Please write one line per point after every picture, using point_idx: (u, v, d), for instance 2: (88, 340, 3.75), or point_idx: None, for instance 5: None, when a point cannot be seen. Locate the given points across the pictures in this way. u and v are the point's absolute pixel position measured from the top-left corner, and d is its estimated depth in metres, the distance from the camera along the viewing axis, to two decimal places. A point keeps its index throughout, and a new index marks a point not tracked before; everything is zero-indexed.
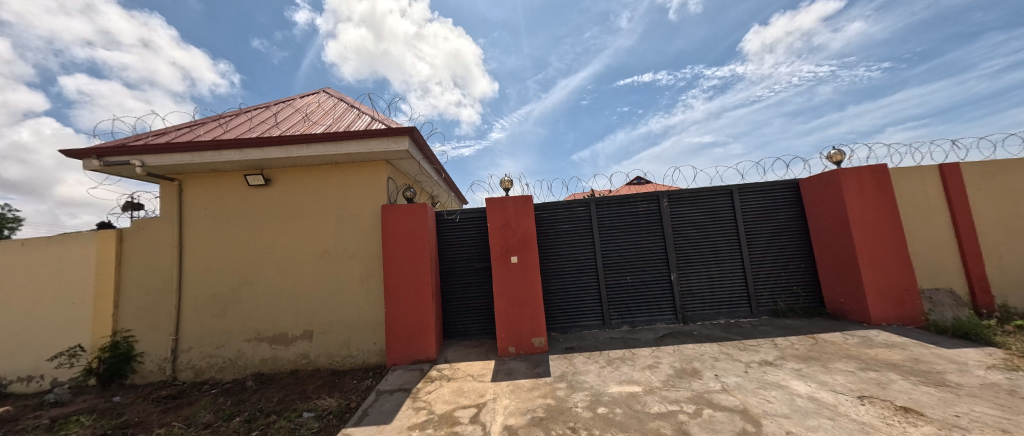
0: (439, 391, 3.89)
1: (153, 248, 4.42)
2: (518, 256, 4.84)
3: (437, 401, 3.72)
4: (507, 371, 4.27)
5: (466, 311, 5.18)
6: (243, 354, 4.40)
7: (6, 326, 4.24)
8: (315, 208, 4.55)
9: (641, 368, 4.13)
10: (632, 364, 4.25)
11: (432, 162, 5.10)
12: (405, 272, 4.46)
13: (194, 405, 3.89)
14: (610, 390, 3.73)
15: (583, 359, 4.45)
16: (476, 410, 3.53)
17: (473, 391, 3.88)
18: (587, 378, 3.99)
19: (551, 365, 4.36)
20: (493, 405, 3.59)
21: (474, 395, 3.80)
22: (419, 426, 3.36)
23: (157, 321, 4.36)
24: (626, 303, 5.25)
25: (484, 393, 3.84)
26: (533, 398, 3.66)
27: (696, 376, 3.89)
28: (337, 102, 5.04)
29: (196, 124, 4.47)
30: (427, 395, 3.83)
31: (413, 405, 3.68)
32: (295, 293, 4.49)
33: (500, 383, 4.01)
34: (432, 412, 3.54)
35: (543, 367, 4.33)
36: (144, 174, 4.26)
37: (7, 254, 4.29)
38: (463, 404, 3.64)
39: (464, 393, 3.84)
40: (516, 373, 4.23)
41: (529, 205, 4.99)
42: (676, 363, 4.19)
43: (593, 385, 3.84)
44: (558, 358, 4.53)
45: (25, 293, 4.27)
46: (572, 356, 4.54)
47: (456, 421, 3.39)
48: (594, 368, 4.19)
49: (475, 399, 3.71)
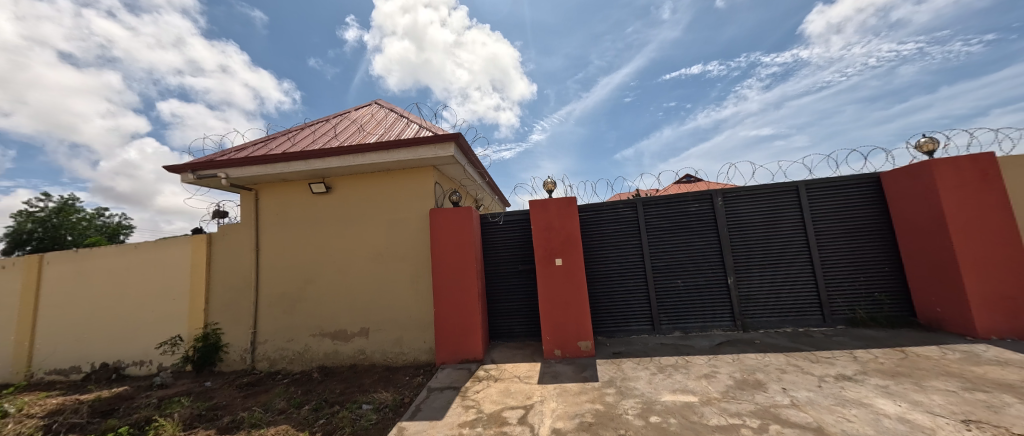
0: (487, 390, 3.98)
1: (235, 250, 4.98)
2: (563, 259, 4.83)
3: (486, 400, 3.80)
4: (553, 374, 4.26)
5: (511, 312, 5.25)
6: (309, 348, 4.81)
7: (122, 317, 4.98)
8: (370, 213, 4.87)
9: (696, 377, 3.93)
10: (687, 372, 4.05)
11: (476, 166, 5.26)
12: (453, 274, 4.63)
13: (270, 392, 4.32)
14: (663, 398, 3.59)
15: (632, 364, 4.33)
16: (524, 412, 3.57)
17: (521, 393, 3.92)
18: (637, 385, 3.87)
19: (599, 370, 4.29)
20: (541, 408, 3.61)
21: (522, 396, 3.84)
22: (469, 423, 3.46)
23: (239, 315, 4.90)
24: (678, 307, 5.02)
25: (532, 395, 3.86)
26: (582, 403, 3.63)
27: (759, 388, 3.62)
28: (388, 112, 5.36)
29: (269, 139, 4.97)
30: (476, 394, 3.94)
31: (462, 403, 3.80)
32: (353, 293, 4.83)
33: (547, 385, 4.02)
34: (481, 411, 3.63)
35: (590, 372, 4.27)
36: (228, 185, 4.81)
37: (123, 256, 5.07)
38: (511, 404, 3.70)
39: (512, 394, 3.90)
40: (563, 376, 4.21)
41: (574, 206, 4.96)
42: (735, 373, 3.93)
43: (644, 392, 3.72)
44: (606, 363, 4.44)
45: (137, 289, 5.01)
46: (620, 361, 4.43)
47: (504, 421, 3.45)
48: (645, 375, 4.05)
49: (522, 401, 3.75)
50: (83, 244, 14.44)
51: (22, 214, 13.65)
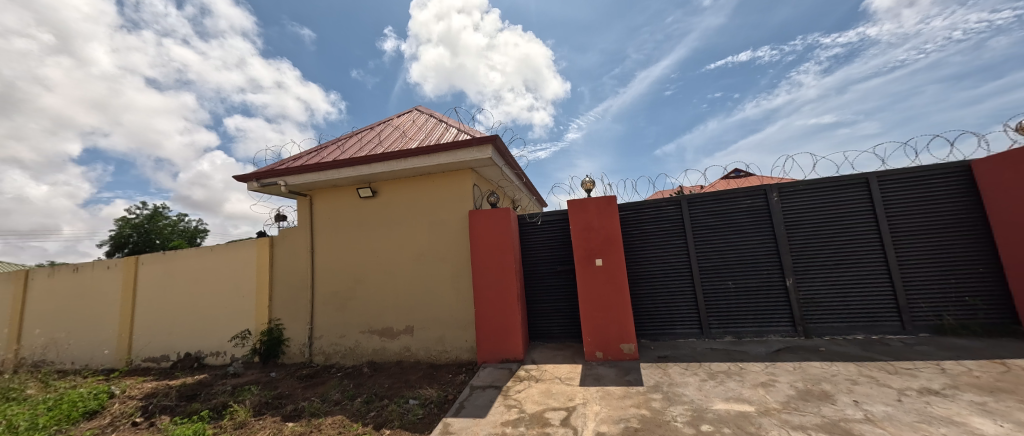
0: (529, 391, 4.00)
1: (294, 252, 5.40)
2: (604, 259, 4.73)
3: (528, 401, 3.82)
4: (595, 377, 4.19)
5: (550, 313, 5.23)
6: (359, 344, 5.09)
7: (201, 312, 5.57)
8: (413, 216, 5.07)
9: (751, 385, 3.68)
10: (741, 380, 3.80)
11: (513, 167, 5.30)
12: (492, 274, 4.70)
13: (326, 384, 4.63)
14: (715, 406, 3.40)
15: (679, 369, 4.14)
16: (567, 413, 3.54)
17: (563, 394, 3.89)
18: (686, 391, 3.70)
19: (643, 374, 4.15)
20: (584, 410, 3.56)
21: (564, 398, 3.81)
22: (512, 423, 3.49)
23: (298, 312, 5.30)
24: (729, 310, 4.73)
25: (574, 397, 3.82)
26: (626, 407, 3.53)
27: (825, 399, 3.32)
28: (427, 118, 5.56)
29: (321, 148, 5.33)
30: (517, 394, 3.97)
31: (505, 403, 3.84)
32: (399, 292, 5.05)
33: (589, 388, 3.96)
34: (524, 411, 3.65)
35: (634, 376, 4.14)
36: (287, 191, 5.23)
37: (202, 257, 5.68)
38: (553, 406, 3.68)
39: (554, 395, 3.88)
40: (605, 379, 4.12)
41: (614, 205, 4.84)
42: (796, 383, 3.64)
43: (694, 399, 3.55)
44: (650, 367, 4.29)
45: (213, 287, 5.58)
46: (666, 365, 4.26)
47: (547, 422, 3.44)
48: (694, 381, 3.87)
49: (564, 402, 3.72)
50: (168, 248, 16.41)
51: (123, 220, 15.88)
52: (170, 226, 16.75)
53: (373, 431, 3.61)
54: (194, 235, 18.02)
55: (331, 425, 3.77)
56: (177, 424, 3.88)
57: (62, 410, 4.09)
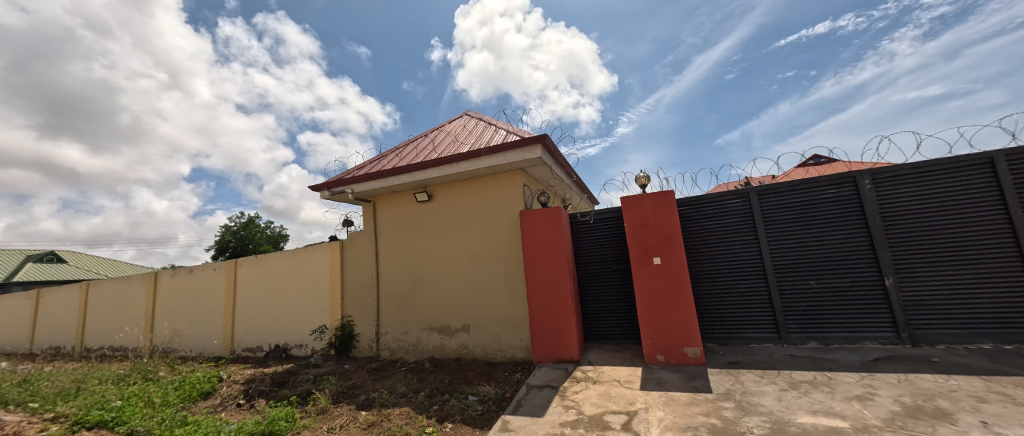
0: (586, 392, 3.93)
1: (362, 254, 5.85)
2: (662, 257, 4.49)
3: (586, 402, 3.76)
4: (657, 381, 4.00)
5: (606, 313, 5.10)
6: (421, 340, 5.37)
7: (287, 308, 6.26)
8: (467, 218, 5.24)
9: (844, 398, 3.26)
10: (830, 392, 3.39)
11: (563, 166, 5.26)
12: (545, 274, 4.70)
13: (392, 377, 4.95)
14: (799, 419, 3.06)
15: (754, 377, 3.80)
16: (628, 418, 3.42)
17: (622, 398, 3.76)
18: (763, 401, 3.39)
19: (711, 380, 3.87)
20: (646, 415, 3.41)
21: (624, 401, 3.69)
22: (571, 424, 3.45)
23: (366, 310, 5.73)
24: (814, 313, 4.23)
25: (634, 401, 3.68)
26: (694, 415, 3.32)
27: (941, 419, 2.84)
28: (477, 122, 5.71)
29: (381, 156, 5.70)
30: (575, 395, 3.92)
31: (562, 403, 3.82)
32: (456, 291, 5.24)
33: (651, 392, 3.79)
34: (582, 412, 3.59)
35: (701, 382, 3.88)
36: (353, 199, 5.66)
37: (286, 259, 6.38)
38: (613, 409, 3.58)
39: (613, 398, 3.77)
40: (669, 384, 3.92)
41: (672, 201, 4.58)
42: (901, 397, 3.16)
43: (772, 410, 3.23)
44: (719, 373, 3.99)
45: (295, 286, 6.24)
46: (737, 372, 3.94)
47: (607, 425, 3.35)
48: (772, 391, 3.52)
49: (625, 406, 3.61)
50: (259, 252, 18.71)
51: (226, 227, 18.49)
52: (260, 232, 19.07)
53: (436, 424, 3.79)
54: (279, 239, 20.29)
55: (399, 415, 4.03)
56: (271, 407, 4.42)
57: (185, 390, 4.85)
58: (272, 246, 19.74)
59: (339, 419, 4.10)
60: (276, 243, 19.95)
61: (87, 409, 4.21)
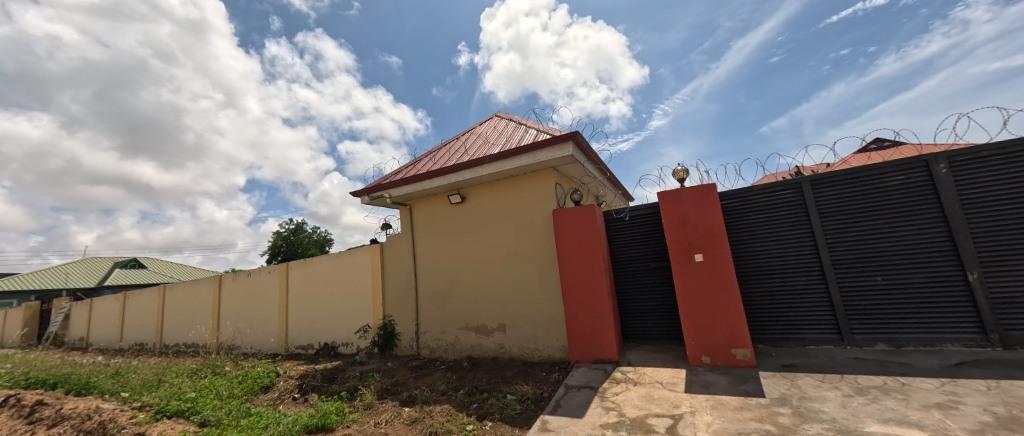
0: (628, 394, 3.83)
1: (401, 256, 6.06)
2: (704, 254, 4.28)
3: (627, 404, 3.66)
4: (703, 384, 3.82)
5: (646, 313, 4.94)
6: (458, 339, 5.47)
7: (334, 308, 6.62)
8: (500, 218, 5.28)
9: (921, 406, 2.94)
10: (903, 399, 3.07)
11: (596, 163, 5.16)
12: (581, 273, 4.64)
13: (432, 375, 5.08)
14: (868, 429, 2.79)
15: (812, 381, 3.52)
16: (672, 421, 3.28)
17: (666, 400, 3.63)
18: (824, 407, 3.13)
19: (763, 384, 3.64)
20: (692, 419, 3.27)
21: (668, 404, 3.55)
22: (612, 426, 3.37)
23: (406, 309, 5.93)
24: (881, 312, 3.85)
25: (679, 404, 3.53)
26: (745, 420, 3.13)
27: None
28: (507, 122, 5.74)
29: (416, 161, 5.87)
30: (615, 396, 3.83)
31: (602, 404, 3.74)
32: (492, 291, 5.29)
33: (697, 396, 3.62)
34: (623, 414, 3.50)
35: (752, 385, 3.65)
36: (391, 203, 5.87)
37: (332, 262, 6.75)
38: (656, 412, 3.45)
39: (656, 401, 3.64)
40: (716, 388, 3.72)
41: (714, 194, 4.35)
42: (992, 406, 2.80)
43: (835, 417, 2.98)
44: (772, 376, 3.74)
45: (341, 287, 6.59)
46: (794, 376, 3.66)
47: (650, 428, 3.24)
48: (834, 397, 3.24)
49: (669, 409, 3.47)
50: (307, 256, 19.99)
51: (278, 233, 19.91)
52: (308, 236, 20.40)
53: (477, 421, 3.85)
54: (325, 243, 21.48)
55: (440, 412, 4.14)
56: (323, 401, 4.69)
57: (248, 384, 5.27)
58: (320, 250, 20.96)
59: (384, 414, 4.28)
60: (323, 247, 21.23)
61: (166, 400, 4.69)
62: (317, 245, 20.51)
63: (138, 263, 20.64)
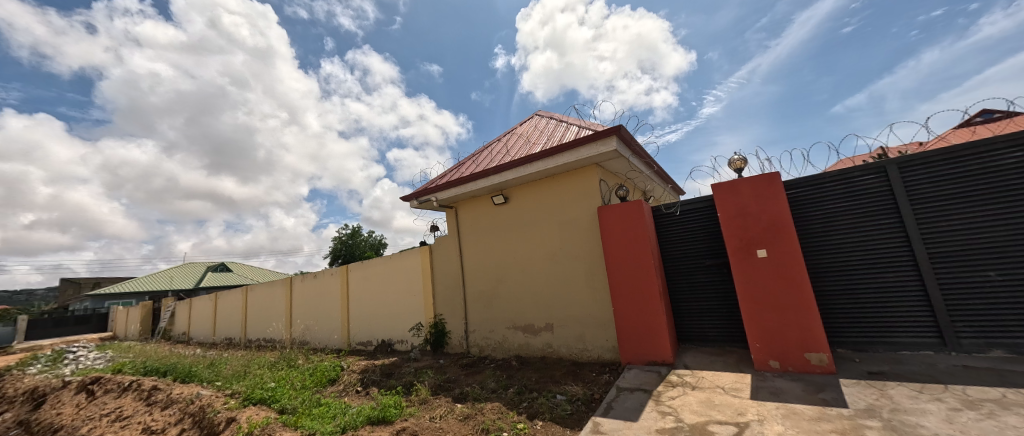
0: (685, 398, 3.62)
1: (449, 257, 6.25)
2: (768, 249, 3.90)
3: (685, 409, 3.46)
4: (772, 390, 3.50)
5: (703, 313, 4.65)
6: (506, 338, 5.53)
7: (389, 307, 7.00)
8: (545, 217, 5.25)
9: None
10: None
11: (642, 157, 4.96)
12: (630, 272, 4.48)
13: (483, 373, 5.20)
14: None
15: (906, 392, 3.08)
16: (737, 429, 3.05)
17: (729, 407, 3.37)
18: (923, 421, 2.73)
19: (844, 393, 3.24)
20: (760, 428, 3.01)
21: (731, 411, 3.30)
22: (669, 431, 3.20)
23: (455, 309, 6.10)
24: (996, 313, 3.26)
25: (744, 412, 3.27)
26: (823, 432, 2.82)
27: None
28: (548, 120, 5.70)
29: (460, 164, 6.01)
30: (671, 400, 3.64)
31: (657, 408, 3.57)
32: (538, 291, 5.29)
33: (765, 403, 3.33)
34: (681, 420, 3.31)
35: (831, 394, 3.27)
36: (438, 205, 6.06)
37: (386, 263, 7.14)
38: (718, 419, 3.22)
39: (717, 407, 3.40)
40: (788, 395, 3.39)
41: (777, 184, 3.96)
42: None
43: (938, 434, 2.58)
44: (855, 385, 3.32)
45: (394, 287, 6.95)
46: (882, 385, 3.22)
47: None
48: (936, 410, 2.81)
49: (733, 416, 3.22)
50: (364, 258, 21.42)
51: (339, 238, 21.55)
52: (365, 240, 21.88)
53: (527, 420, 3.87)
54: (380, 246, 22.89)
55: (491, 410, 4.22)
56: (383, 395, 4.99)
57: (317, 377, 5.75)
58: (375, 252, 22.29)
59: (438, 409, 4.45)
60: (378, 250, 22.66)
61: (251, 388, 5.27)
62: (374, 248, 21.99)
63: (224, 267, 23.29)
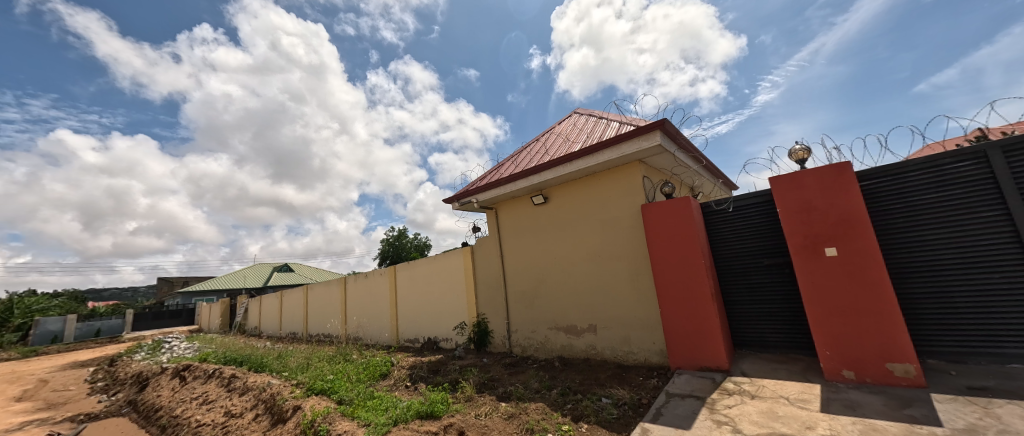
0: (743, 408, 3.34)
1: (490, 258, 6.32)
2: (838, 246, 3.48)
3: (743, 419, 3.18)
4: (847, 403, 3.12)
5: (761, 317, 4.30)
6: (549, 339, 5.49)
7: (434, 306, 7.23)
8: (586, 216, 5.14)
9: None
10: None
11: (689, 151, 4.70)
12: (678, 272, 4.25)
13: (526, 373, 5.20)
14: None
15: (1019, 412, 2.61)
16: None
17: (795, 419, 3.04)
18: None
19: (937, 410, 2.81)
20: None
21: (798, 424, 2.97)
22: None
23: (497, 309, 6.16)
24: None
25: (814, 425, 2.93)
26: None
27: None
28: (588, 118, 5.57)
29: (500, 166, 6.04)
30: (727, 409, 3.38)
31: (712, 417, 3.34)
32: (579, 291, 5.20)
33: (838, 417, 2.98)
34: (739, 431, 3.05)
35: (920, 410, 2.86)
36: (479, 207, 6.15)
37: (431, 264, 7.37)
38: (782, 432, 2.91)
39: (781, 419, 3.08)
40: (866, 409, 3.00)
41: (847, 175, 3.52)
42: None
43: None
44: (951, 401, 2.87)
45: (439, 287, 7.17)
46: (987, 402, 2.77)
47: None
48: None
49: (800, 430, 2.90)
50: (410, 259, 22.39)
51: (387, 239, 22.69)
52: (411, 241, 22.88)
53: (572, 422, 3.81)
54: (426, 247, 23.79)
55: (535, 410, 4.22)
56: (431, 391, 5.17)
57: (370, 371, 6.08)
58: (420, 254, 23.13)
59: (483, 407, 4.53)
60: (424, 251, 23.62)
61: (313, 380, 5.70)
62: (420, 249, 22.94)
63: (288, 267, 25.38)
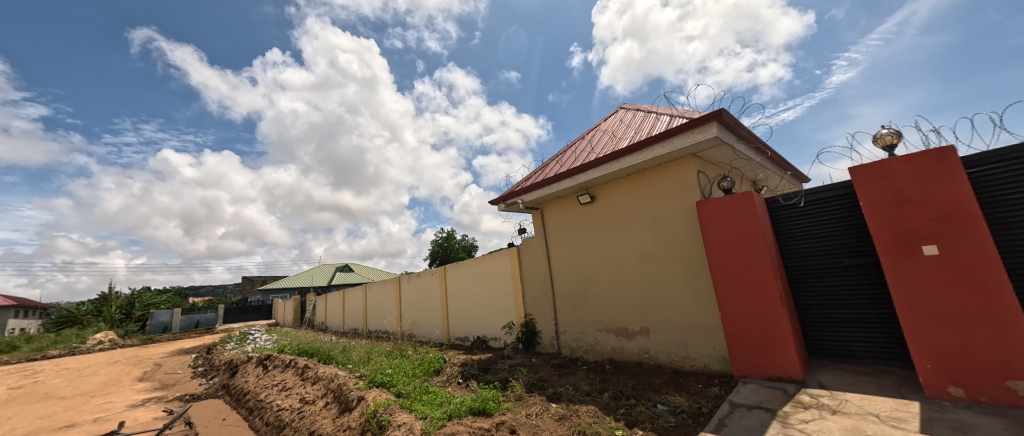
0: (822, 423, 2.96)
1: (536, 258, 6.28)
2: (941, 245, 2.95)
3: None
4: (956, 425, 2.65)
5: (842, 324, 3.83)
6: (599, 341, 5.35)
7: (484, 305, 7.34)
8: (636, 215, 4.91)
9: None
10: None
11: (751, 142, 4.30)
12: (739, 274, 3.91)
13: (575, 375, 5.11)
14: None
15: None
16: None
17: None
18: None
19: None
20: None
21: None
22: None
23: (545, 309, 6.12)
24: None
25: None
26: None
27: None
28: (635, 113, 5.32)
29: (545, 166, 5.96)
30: (802, 424, 3.02)
31: (784, 432, 3.01)
32: (630, 292, 4.99)
33: None
34: None
35: None
36: (525, 208, 6.13)
37: (479, 264, 7.49)
38: None
39: None
40: (982, 433, 2.52)
41: (951, 161, 2.97)
42: None
43: None
44: None
45: (487, 286, 7.27)
46: None
47: None
48: None
49: None
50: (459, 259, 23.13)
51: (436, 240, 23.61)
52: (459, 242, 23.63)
53: (626, 427, 3.66)
54: (474, 246, 24.42)
55: (586, 413, 4.13)
56: (482, 388, 5.27)
57: (425, 367, 6.34)
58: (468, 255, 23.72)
59: (533, 407, 4.53)
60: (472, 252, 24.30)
61: (374, 373, 6.07)
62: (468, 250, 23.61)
63: (348, 267, 27.34)
